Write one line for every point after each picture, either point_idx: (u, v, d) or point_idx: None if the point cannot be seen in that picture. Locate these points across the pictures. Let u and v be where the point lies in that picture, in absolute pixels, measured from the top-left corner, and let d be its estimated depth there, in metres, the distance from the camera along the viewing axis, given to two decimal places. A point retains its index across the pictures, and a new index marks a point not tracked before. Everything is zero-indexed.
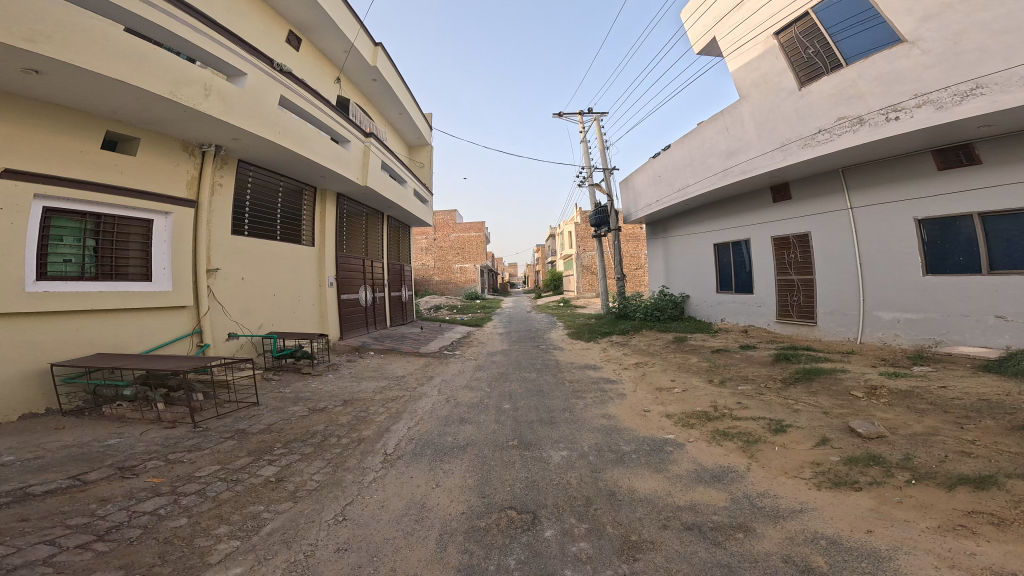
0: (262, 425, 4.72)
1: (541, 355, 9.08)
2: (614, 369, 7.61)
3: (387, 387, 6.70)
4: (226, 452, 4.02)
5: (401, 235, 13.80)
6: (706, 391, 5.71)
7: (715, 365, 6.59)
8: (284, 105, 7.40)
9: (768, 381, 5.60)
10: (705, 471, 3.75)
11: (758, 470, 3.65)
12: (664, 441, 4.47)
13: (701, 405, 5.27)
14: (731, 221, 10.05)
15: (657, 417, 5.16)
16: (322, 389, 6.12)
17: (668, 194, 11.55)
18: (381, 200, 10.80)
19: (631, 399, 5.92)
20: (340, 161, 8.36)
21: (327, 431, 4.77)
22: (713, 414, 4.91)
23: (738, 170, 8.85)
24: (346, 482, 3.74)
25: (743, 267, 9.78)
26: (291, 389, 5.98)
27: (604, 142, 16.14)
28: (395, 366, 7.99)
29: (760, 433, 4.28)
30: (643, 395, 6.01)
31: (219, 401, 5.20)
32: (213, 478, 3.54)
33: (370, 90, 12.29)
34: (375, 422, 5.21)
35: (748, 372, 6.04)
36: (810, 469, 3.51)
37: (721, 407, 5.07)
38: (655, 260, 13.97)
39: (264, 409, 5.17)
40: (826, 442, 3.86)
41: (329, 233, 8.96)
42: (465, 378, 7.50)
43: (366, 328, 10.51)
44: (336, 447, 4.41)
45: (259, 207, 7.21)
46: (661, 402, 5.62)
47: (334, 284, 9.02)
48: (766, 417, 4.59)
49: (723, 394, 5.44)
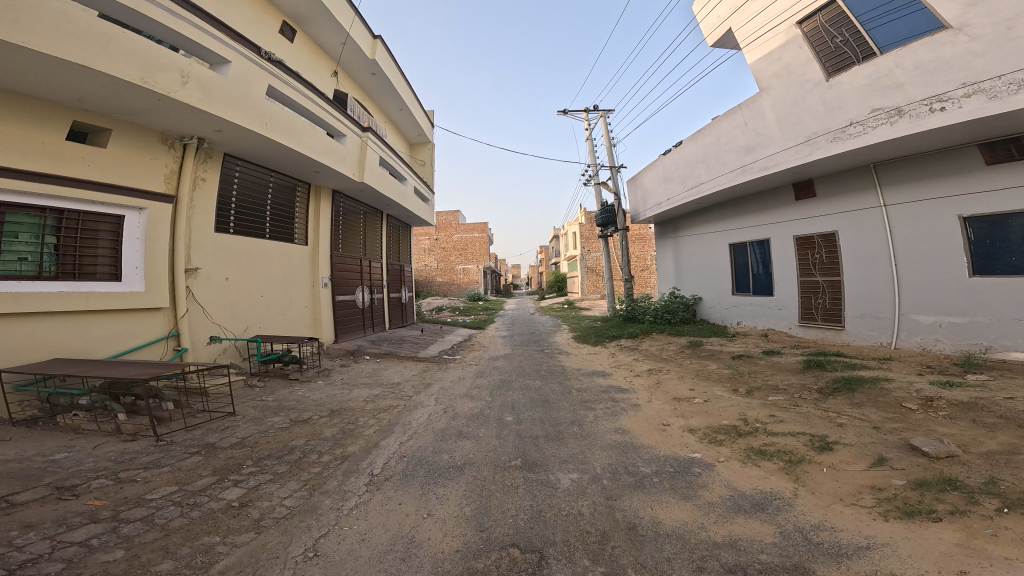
0: (235, 439, 4.24)
1: (547, 360, 8.53)
2: (625, 377, 7.06)
3: (380, 395, 6.19)
4: (188, 470, 3.54)
5: (401, 235, 13.33)
6: (731, 402, 5.14)
7: (738, 373, 6.03)
8: (273, 96, 6.93)
9: (801, 391, 5.03)
10: (743, 498, 3.20)
11: (807, 497, 3.11)
12: (690, 462, 3.93)
13: (728, 418, 4.71)
14: (750, 220, 9.45)
15: (678, 432, 4.60)
16: (309, 398, 5.63)
17: (680, 191, 10.96)
18: (379, 199, 10.31)
19: (647, 411, 5.38)
20: (334, 157, 7.88)
21: (308, 447, 4.27)
22: (744, 429, 4.36)
23: (758, 166, 8.28)
24: (322, 509, 3.24)
25: (762, 268, 9.18)
26: (274, 397, 5.50)
27: (611, 139, 15.59)
28: (391, 372, 7.49)
29: (803, 452, 3.73)
30: (661, 407, 5.45)
31: (192, 411, 4.73)
32: (165, 502, 3.06)
33: (369, 85, 11.85)
34: (363, 436, 4.71)
35: (777, 381, 5.46)
36: (871, 496, 2.96)
37: (751, 422, 4.50)
38: (664, 261, 13.38)
39: (241, 420, 4.69)
40: (884, 462, 3.32)
41: (324, 232, 8.48)
42: (466, 386, 6.98)
43: (363, 330, 10.02)
44: (315, 467, 3.90)
45: (246, 203, 6.74)
46: (682, 414, 5.07)
47: (329, 285, 8.54)
48: (806, 433, 4.04)
49: (752, 406, 4.88)
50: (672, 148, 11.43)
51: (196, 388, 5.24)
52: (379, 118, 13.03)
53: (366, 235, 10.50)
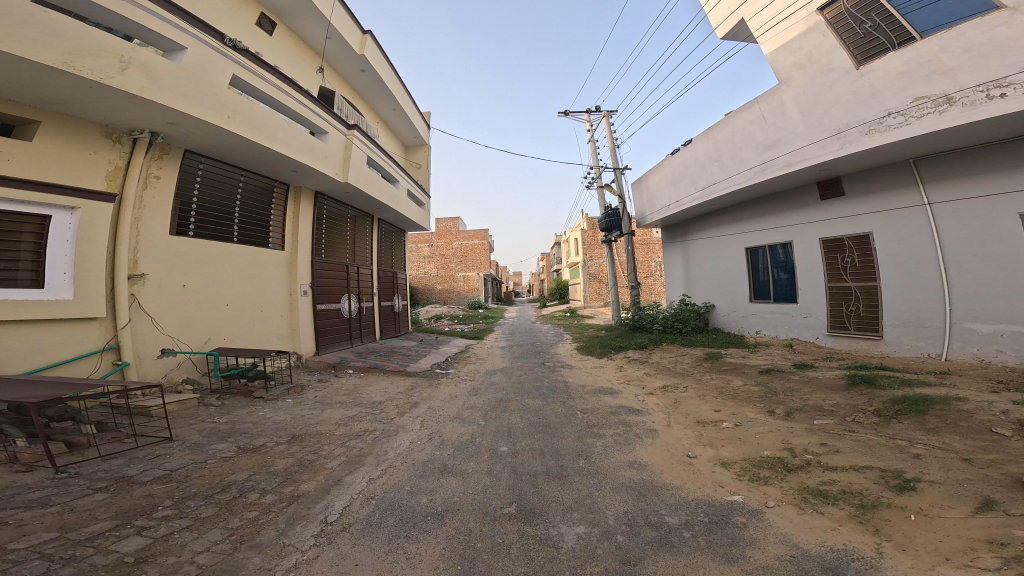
0: (161, 471, 3.48)
1: (548, 376, 7.70)
2: (637, 395, 6.22)
3: (356, 417, 5.39)
4: (82, 512, 2.79)
5: (394, 241, 12.58)
6: (769, 427, 4.31)
7: (771, 391, 5.19)
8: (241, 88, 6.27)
9: (854, 414, 4.20)
10: (810, 561, 2.40)
11: (898, 556, 2.32)
12: (729, 507, 3.11)
13: (769, 449, 3.88)
14: (768, 222, 8.69)
15: (709, 468, 3.77)
16: (271, 421, 4.85)
17: (691, 193, 10.23)
18: (368, 202, 9.61)
19: (668, 439, 4.55)
20: (314, 155, 7.20)
21: (250, 483, 3.47)
22: (793, 463, 3.54)
23: (780, 162, 7.54)
24: (246, 570, 2.45)
25: (784, 273, 8.39)
26: (227, 419, 4.72)
27: (615, 140, 14.93)
28: (374, 388, 6.68)
29: (877, 492, 2.94)
30: (683, 433, 4.62)
31: (121, 436, 3.98)
32: (31, 554, 2.31)
33: (360, 83, 11.27)
34: (325, 469, 3.90)
35: (821, 401, 4.63)
36: (992, 554, 2.18)
37: (801, 454, 3.67)
38: (673, 267, 12.59)
39: (177, 448, 3.92)
40: (993, 507, 2.54)
41: (304, 236, 7.77)
42: (457, 406, 6.17)
43: (350, 341, 9.20)
44: (252, 511, 3.11)
45: (210, 204, 6.05)
46: (709, 444, 4.24)
47: (309, 293, 7.77)
48: (874, 468, 3.24)
49: (797, 433, 4.05)
50: (682, 147, 10.72)
51: (136, 408, 4.50)
52: (371, 118, 12.43)
53: (354, 240, 9.77)
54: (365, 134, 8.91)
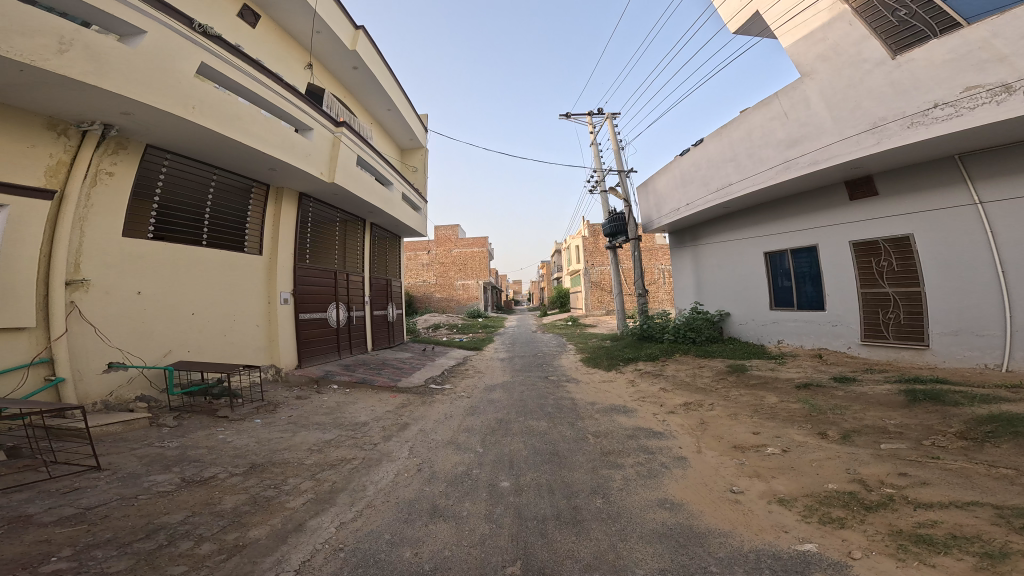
0: (72, 509, 2.76)
1: (553, 392, 6.95)
2: (656, 415, 5.49)
3: (335, 442, 4.65)
4: None
5: (389, 247, 11.92)
6: (826, 455, 3.60)
7: (817, 411, 4.48)
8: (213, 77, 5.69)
9: (931, 437, 3.51)
10: None
11: None
12: (801, 560, 2.40)
13: (833, 482, 3.20)
14: (790, 224, 8.07)
15: (762, 507, 3.06)
16: (230, 446, 4.12)
17: (702, 195, 9.64)
18: (360, 205, 9.00)
19: (703, 469, 3.82)
20: (296, 152, 6.59)
21: (189, 527, 2.76)
22: (871, 500, 2.87)
23: (806, 160, 6.95)
24: None
25: (808, 279, 7.74)
26: (178, 444, 4.01)
27: (619, 142, 14.40)
28: (359, 406, 5.95)
29: (1001, 535, 2.29)
30: (720, 462, 3.89)
31: (40, 463, 3.29)
32: None
33: (352, 81, 10.75)
34: (285, 510, 3.16)
35: (886, 422, 3.94)
36: None
37: (878, 489, 2.99)
38: (682, 273, 11.94)
39: (103, 479, 3.20)
40: None
41: (286, 240, 7.13)
42: (452, 429, 5.43)
43: (338, 353, 8.44)
44: (180, 565, 2.39)
45: (173, 202, 5.45)
46: (755, 476, 3.52)
47: (291, 301, 7.09)
48: (983, 503, 2.59)
49: (864, 462, 3.35)
50: (692, 147, 10.15)
51: (68, 430, 3.80)
52: (364, 119, 11.91)
53: (343, 245, 9.11)
54: (354, 133, 8.33)
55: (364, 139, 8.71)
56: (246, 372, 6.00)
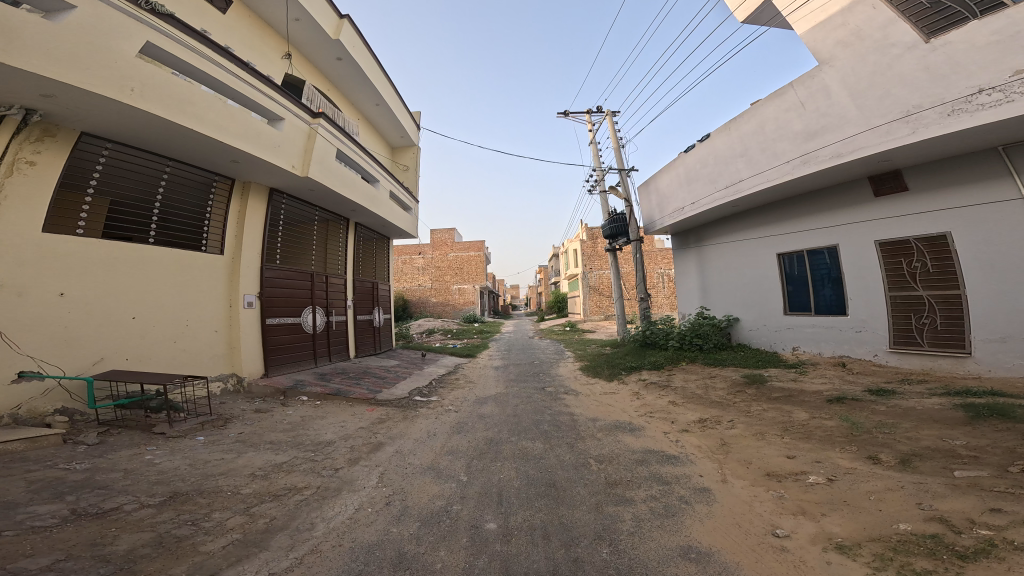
0: None
1: (550, 406, 6.25)
2: (666, 434, 4.80)
3: (288, 466, 3.94)
4: None
5: (377, 248, 11.21)
6: (887, 486, 2.92)
7: (860, 430, 3.80)
8: (165, 59, 5.07)
9: (1018, 463, 2.85)
10: None
11: None
12: None
13: (905, 522, 2.50)
14: (805, 223, 7.48)
15: (818, 556, 2.37)
16: (154, 470, 3.49)
17: (709, 193, 9.04)
18: (342, 202, 8.33)
19: (732, 505, 3.12)
20: (262, 143, 5.95)
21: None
22: (964, 549, 2.17)
23: (826, 152, 6.37)
24: None
25: (827, 281, 7.12)
26: (86, 467, 3.38)
27: (619, 141, 13.84)
28: (329, 422, 5.23)
29: None
30: (752, 496, 3.21)
31: None
32: None
33: (336, 73, 10.13)
34: (196, 557, 2.46)
35: (953, 444, 3.26)
36: None
37: (970, 532, 2.31)
38: (685, 276, 11.30)
39: None
40: None
41: (252, 238, 6.47)
42: (433, 451, 4.70)
43: (314, 361, 7.69)
44: None
45: (111, 191, 4.86)
46: (799, 516, 2.83)
47: (256, 304, 6.39)
48: None
49: (941, 496, 2.67)
50: (697, 144, 9.58)
51: None
52: (350, 113, 11.28)
53: (322, 244, 8.41)
54: (334, 125, 7.67)
55: (345, 132, 8.06)
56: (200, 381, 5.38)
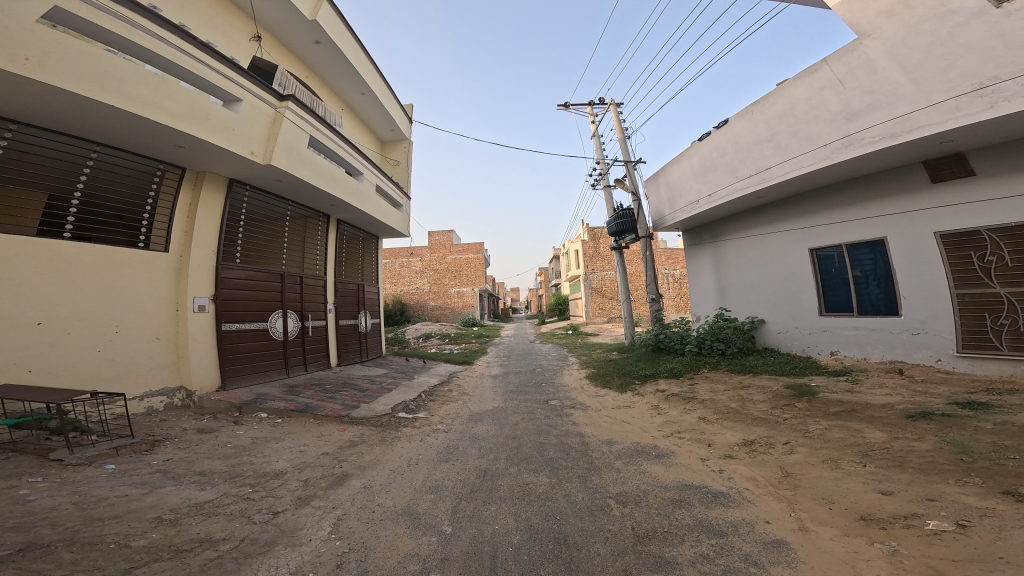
0: None
1: (557, 425, 5.29)
2: (705, 461, 3.87)
3: (214, 506, 3.02)
4: None
5: (364, 247, 10.29)
6: None
7: (975, 457, 3.01)
8: (82, 24, 4.27)
9: None
10: None
11: None
12: None
13: None
14: (844, 213, 6.56)
15: None
16: (19, 512, 2.56)
17: (729, 183, 8.13)
18: (319, 196, 7.43)
19: (827, 568, 2.23)
20: (212, 124, 5.09)
21: None
22: None
23: (876, 132, 5.48)
24: None
25: (876, 277, 6.22)
26: None
27: (623, 133, 12.96)
28: (286, 447, 4.28)
29: None
30: (852, 554, 2.32)
31: None
32: None
33: (315, 59, 9.29)
34: None
35: None
36: None
37: None
38: (699, 274, 10.36)
39: None
40: None
41: (206, 234, 5.58)
42: (417, 484, 3.80)
43: (285, 371, 6.74)
44: None
45: (22, 171, 4.17)
46: None
47: (210, 309, 5.50)
48: None
49: None
50: (712, 131, 8.70)
51: None
52: (332, 103, 10.44)
53: (296, 241, 7.50)
54: (305, 109, 6.79)
55: (319, 118, 7.17)
56: (135, 397, 4.61)
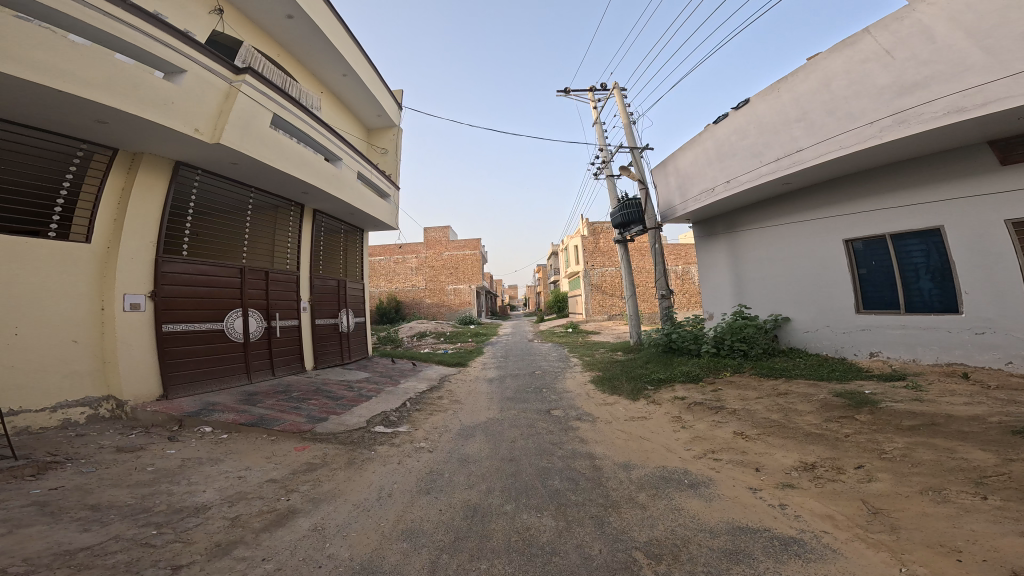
0: None
1: (561, 442, 4.45)
2: (752, 493, 3.05)
3: (94, 561, 2.20)
4: None
5: (347, 240, 9.39)
6: None
7: None
8: None
9: None
10: None
11: None
12: None
13: None
14: (889, 200, 5.76)
15: None
16: None
17: (750, 169, 7.29)
18: (288, 182, 6.54)
19: None
20: (143, 97, 4.26)
21: None
22: None
23: (938, 106, 4.67)
24: None
25: (928, 269, 5.48)
26: None
27: (628, 118, 12.09)
28: (224, 472, 3.44)
29: None
30: None
31: None
32: None
33: (288, 36, 8.41)
34: None
35: None
36: None
37: None
38: (709, 269, 9.51)
39: None
40: None
41: (141, 224, 4.76)
42: (391, 523, 2.98)
43: (246, 379, 5.87)
44: None
45: None
46: None
47: (144, 314, 4.70)
48: None
49: None
50: (730, 112, 7.86)
51: None
52: (310, 86, 9.55)
53: (260, 231, 6.62)
54: (265, 82, 5.89)
55: (285, 94, 6.27)
56: (46, 408, 3.83)
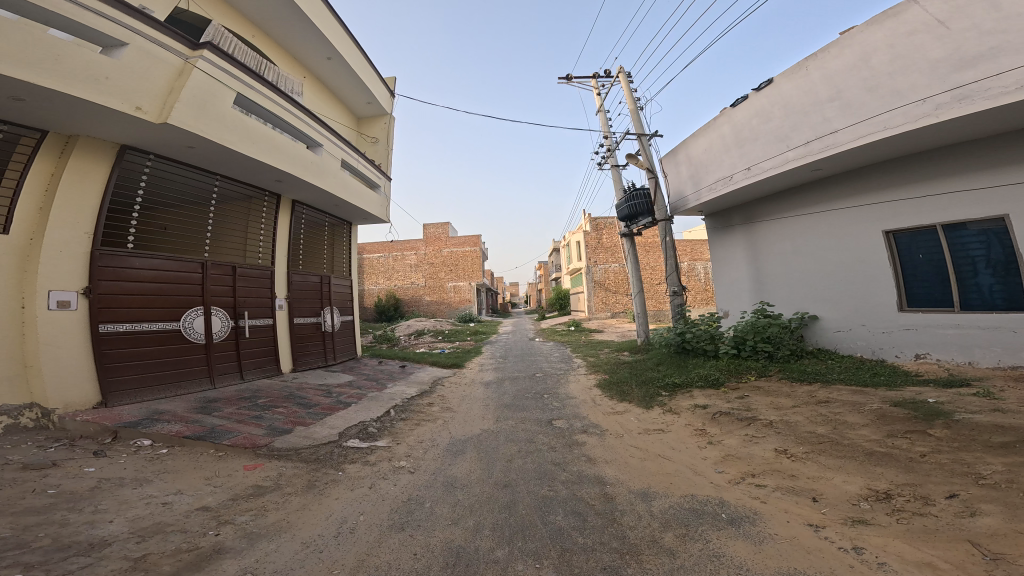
0: None
1: (566, 462, 3.76)
2: (812, 530, 2.36)
3: None
4: None
5: (332, 233, 8.73)
6: None
7: None
8: None
9: None
10: None
11: None
12: None
13: None
14: (941, 184, 5.07)
15: None
16: None
17: (773, 155, 6.57)
18: (260, 169, 5.89)
19: None
20: (67, 71, 3.67)
21: None
22: None
23: (1009, 80, 3.99)
24: None
25: (989, 258, 4.82)
26: None
27: (634, 105, 11.38)
28: (146, 497, 2.77)
29: None
30: None
31: None
32: None
33: (264, 15, 7.77)
34: None
35: None
36: None
37: None
38: (722, 265, 8.81)
39: None
40: None
41: (74, 217, 4.16)
42: (346, 567, 2.30)
43: (206, 387, 5.22)
44: None
45: None
46: None
47: (76, 321, 4.09)
48: None
49: None
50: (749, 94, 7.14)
51: None
52: (291, 69, 8.92)
53: (226, 223, 5.98)
54: (227, 58, 5.24)
55: (253, 73, 5.64)
56: None
